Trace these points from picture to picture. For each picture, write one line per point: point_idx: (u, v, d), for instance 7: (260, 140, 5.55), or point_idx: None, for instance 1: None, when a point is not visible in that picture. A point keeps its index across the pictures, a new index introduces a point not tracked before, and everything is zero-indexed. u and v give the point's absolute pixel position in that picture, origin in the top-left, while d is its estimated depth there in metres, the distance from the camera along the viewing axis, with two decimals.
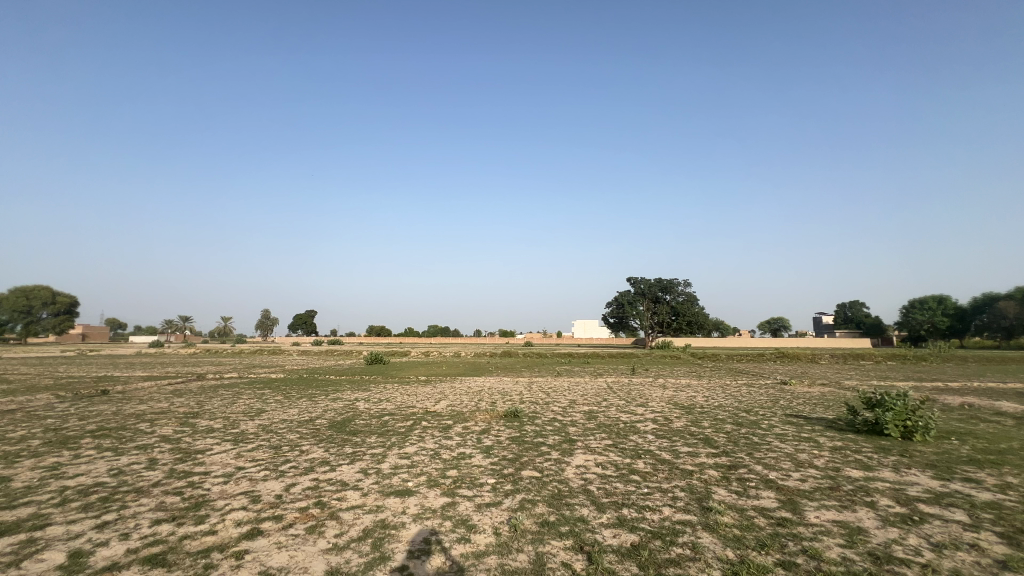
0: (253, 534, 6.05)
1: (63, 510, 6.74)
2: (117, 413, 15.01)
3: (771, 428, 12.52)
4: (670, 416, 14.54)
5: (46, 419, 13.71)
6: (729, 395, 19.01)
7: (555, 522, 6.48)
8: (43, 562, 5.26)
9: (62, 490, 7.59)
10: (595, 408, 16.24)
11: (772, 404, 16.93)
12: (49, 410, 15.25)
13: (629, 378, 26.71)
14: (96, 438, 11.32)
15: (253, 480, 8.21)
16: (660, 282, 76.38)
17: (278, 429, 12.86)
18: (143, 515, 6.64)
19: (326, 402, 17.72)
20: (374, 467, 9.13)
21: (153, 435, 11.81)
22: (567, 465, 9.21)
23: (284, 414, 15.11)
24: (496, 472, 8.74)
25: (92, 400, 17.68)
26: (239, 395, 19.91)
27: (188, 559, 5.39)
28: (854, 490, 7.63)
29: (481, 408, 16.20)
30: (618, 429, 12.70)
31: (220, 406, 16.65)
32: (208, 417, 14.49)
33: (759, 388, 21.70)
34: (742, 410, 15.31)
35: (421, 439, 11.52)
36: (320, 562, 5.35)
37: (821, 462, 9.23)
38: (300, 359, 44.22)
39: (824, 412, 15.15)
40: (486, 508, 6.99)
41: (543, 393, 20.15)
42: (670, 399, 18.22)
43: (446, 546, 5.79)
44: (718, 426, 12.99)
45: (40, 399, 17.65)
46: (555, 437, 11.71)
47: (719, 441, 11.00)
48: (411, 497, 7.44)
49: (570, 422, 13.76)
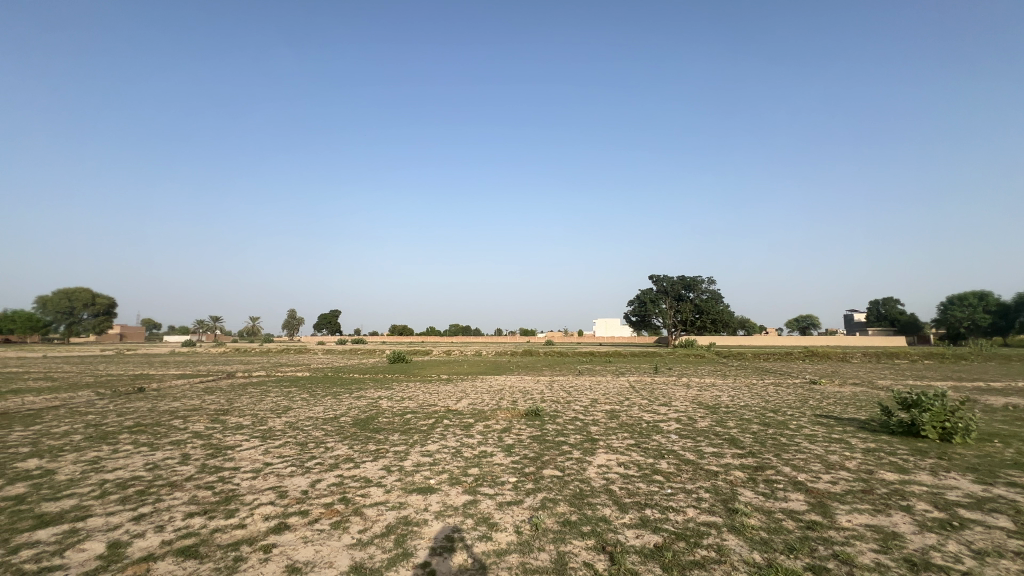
0: (281, 528, 6.20)
1: (102, 503, 7.04)
2: (151, 410, 15.53)
3: (799, 429, 12.19)
4: (694, 416, 14.28)
5: (88, 415, 14.33)
6: (756, 396, 18.48)
7: (577, 522, 6.43)
8: (85, 552, 5.49)
9: (101, 483, 7.93)
10: (617, 407, 16.04)
11: (801, 403, 16.45)
12: (90, 407, 15.90)
13: (652, 377, 26.22)
14: (133, 434, 11.76)
15: (280, 476, 8.41)
16: (683, 281, 75.14)
17: (304, 426, 13.14)
18: (177, 508, 6.88)
19: (350, 400, 18.00)
20: (396, 464, 9.24)
21: (185, 431, 12.19)
22: (589, 464, 9.14)
23: (309, 413, 15.34)
24: (517, 471, 8.74)
25: (129, 397, 18.42)
26: (267, 393, 20.38)
27: (219, 552, 5.56)
28: (888, 494, 7.35)
29: (503, 406, 16.20)
30: (640, 428, 12.51)
31: (248, 404, 17.04)
32: (238, 414, 14.92)
33: (787, 388, 21.07)
34: (769, 410, 14.94)
35: (443, 437, 11.61)
36: (344, 557, 5.45)
37: (854, 464, 8.93)
38: (322, 360, 43.35)
39: (855, 412, 14.67)
40: (508, 507, 6.99)
41: (565, 392, 19.95)
42: (694, 398, 17.89)
43: (467, 544, 5.81)
44: (744, 426, 12.72)
45: (80, 396, 18.39)
46: (577, 437, 11.62)
47: (745, 442, 10.75)
48: (433, 494, 7.50)
49: (592, 421, 13.65)
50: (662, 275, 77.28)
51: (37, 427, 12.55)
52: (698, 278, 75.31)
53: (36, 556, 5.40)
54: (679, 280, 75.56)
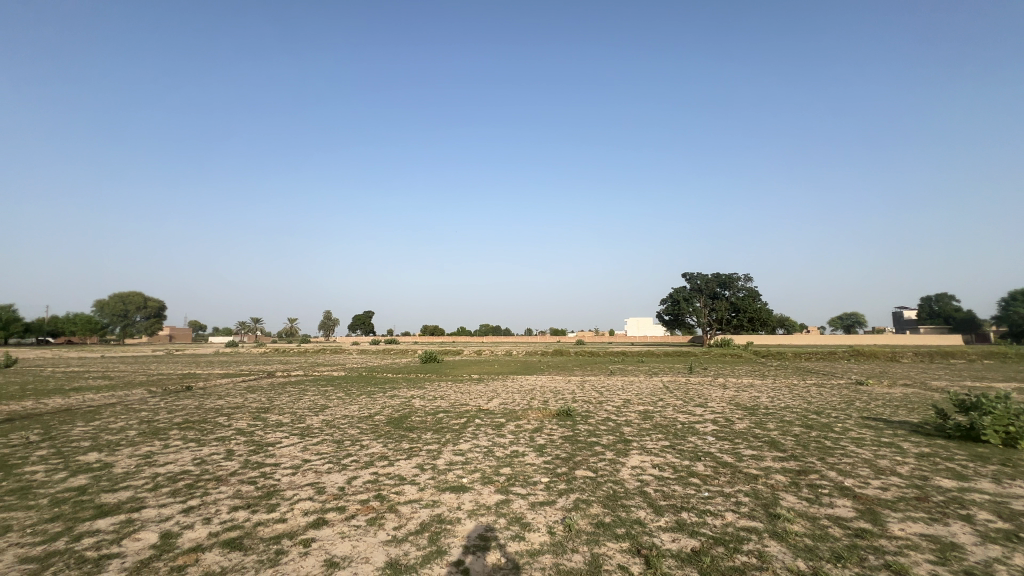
0: (320, 523, 6.37)
1: (155, 495, 7.43)
2: (198, 407, 16.32)
3: (845, 432, 11.64)
4: (731, 417, 13.85)
5: (141, 412, 15.16)
6: (797, 397, 17.77)
7: (611, 523, 6.34)
8: (139, 541, 5.80)
9: (154, 476, 8.38)
10: (651, 408, 15.76)
11: (846, 405, 15.70)
12: (143, 404, 16.85)
13: (687, 377, 25.60)
14: (182, 430, 12.38)
15: (318, 473, 8.65)
16: (718, 278, 73.17)
17: (341, 424, 13.48)
18: (223, 501, 7.18)
19: (384, 399, 18.37)
20: (429, 463, 9.37)
21: (229, 428, 12.74)
22: (622, 466, 8.99)
23: (345, 411, 15.76)
24: (549, 471, 8.69)
25: (178, 395, 19.38)
26: (305, 391, 21.04)
27: (261, 545, 5.76)
28: (945, 502, 6.90)
29: (534, 406, 16.20)
30: (675, 430, 12.23)
31: (288, 402, 17.66)
32: (278, 412, 15.46)
33: (831, 389, 20.18)
34: (812, 412, 14.31)
35: (475, 436, 11.68)
36: (380, 553, 5.55)
37: (906, 470, 8.44)
38: (356, 359, 44.56)
39: (907, 415, 13.90)
40: (540, 507, 6.97)
41: (596, 392, 19.75)
42: (731, 399, 17.38)
43: (500, 543, 5.82)
44: (785, 428, 12.25)
45: (134, 394, 19.48)
46: (610, 437, 11.48)
47: (787, 445, 10.35)
48: (465, 493, 7.55)
49: (624, 421, 13.47)
50: (695, 274, 75.31)
51: (96, 423, 13.39)
52: (733, 275, 73.13)
53: (96, 544, 5.74)
54: (714, 278, 73.66)
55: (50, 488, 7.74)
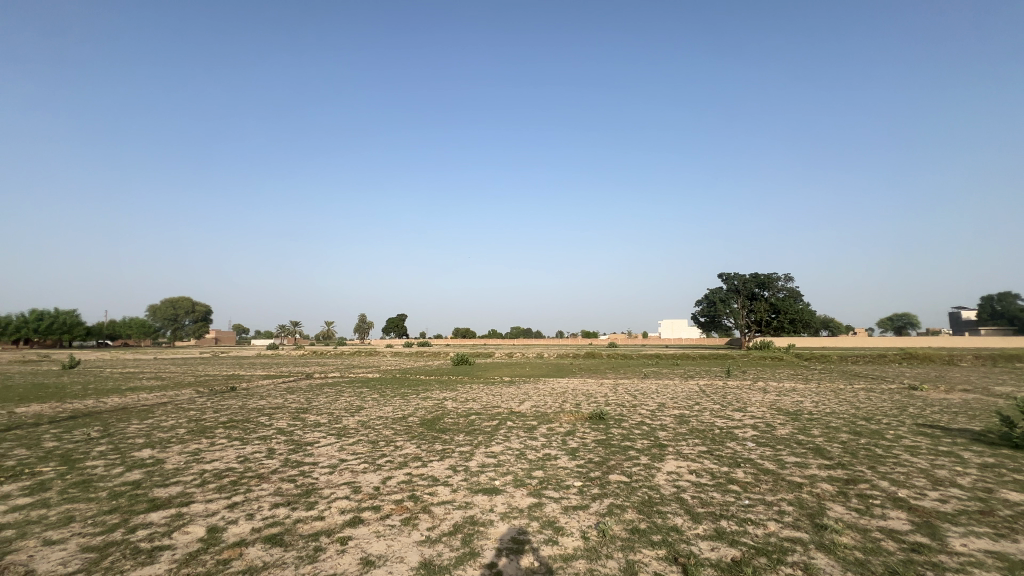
0: (356, 522, 6.50)
1: (202, 491, 7.77)
2: (242, 407, 17.01)
3: (898, 439, 10.97)
4: (773, 422, 13.31)
5: (190, 411, 15.91)
6: (844, 402, 16.90)
7: (647, 530, 6.19)
8: (188, 535, 6.08)
9: (201, 473, 8.76)
10: (687, 412, 15.35)
11: (899, 411, 14.80)
12: (192, 403, 17.71)
13: (725, 381, 24.79)
14: (227, 429, 12.93)
15: (353, 472, 8.83)
16: (757, 279, 70.64)
17: (375, 425, 13.73)
18: (264, 498, 7.43)
19: (417, 401, 18.63)
20: (462, 464, 9.42)
21: (271, 427, 13.22)
22: (657, 471, 8.77)
23: (380, 412, 16.08)
24: (582, 475, 8.58)
25: (223, 395, 20.27)
26: (341, 393, 21.57)
27: (301, 541, 5.93)
28: (1013, 517, 6.37)
29: (566, 409, 16.03)
30: (712, 435, 11.87)
31: (325, 403, 18.16)
32: (316, 412, 15.93)
33: (881, 394, 19.11)
34: (861, 418, 13.57)
35: (507, 439, 11.68)
36: (414, 553, 5.61)
37: (967, 481, 7.87)
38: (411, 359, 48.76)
39: (967, 422, 12.98)
40: (574, 511, 6.88)
41: (630, 395, 19.40)
42: (772, 404, 16.71)
43: (534, 546, 5.77)
44: (831, 434, 11.67)
45: (183, 394, 20.46)
46: (644, 442, 11.24)
47: (833, 452, 9.86)
48: (498, 495, 7.54)
49: (659, 425, 13.16)
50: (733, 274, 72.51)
51: (149, 421, 14.17)
52: (773, 275, 70.46)
53: (150, 536, 6.04)
54: (752, 278, 71.21)
55: (108, 482, 8.22)
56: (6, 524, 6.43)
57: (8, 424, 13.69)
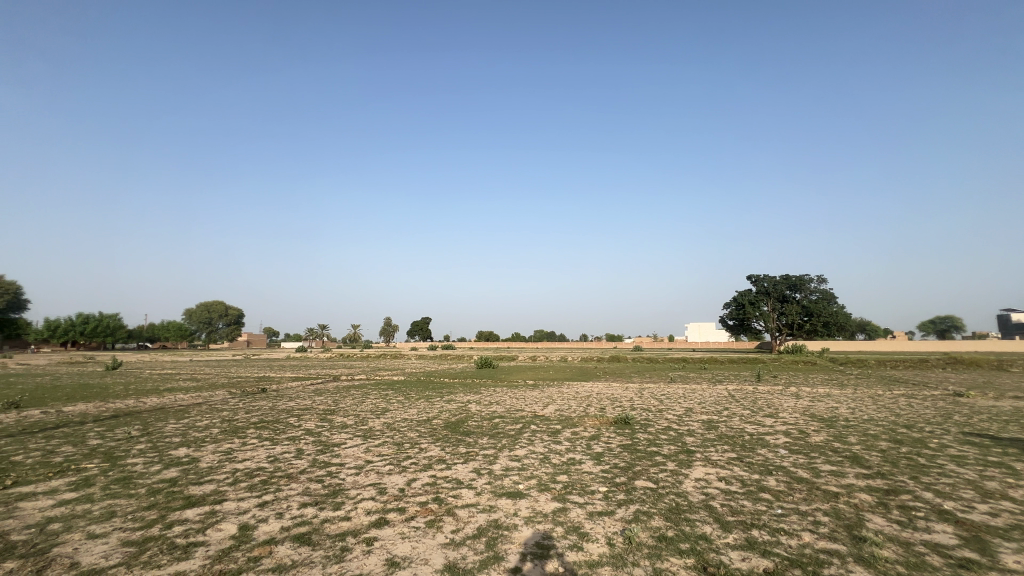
0: (381, 523, 6.57)
1: (234, 489, 7.99)
2: (273, 408, 17.49)
3: (943, 448, 10.42)
4: (806, 429, 12.86)
5: (223, 412, 16.42)
6: (883, 409, 16.17)
7: (675, 538, 6.05)
8: (221, 532, 6.25)
9: (233, 472, 9.02)
10: (715, 417, 14.97)
11: (943, 419, 14.07)
12: (225, 404, 18.30)
13: (755, 386, 24.04)
14: (258, 429, 13.29)
15: (379, 473, 8.95)
16: (787, 281, 68.49)
17: (400, 427, 13.91)
18: (293, 498, 7.59)
19: (441, 404, 18.77)
20: (486, 467, 9.43)
21: (300, 428, 13.53)
22: (685, 478, 8.57)
23: (405, 414, 16.26)
24: (607, 480, 8.45)
25: (254, 396, 20.89)
26: (367, 395, 21.93)
27: (328, 541, 6.02)
28: None
29: (590, 413, 15.89)
30: (742, 441, 11.54)
31: (352, 405, 18.50)
32: (343, 414, 16.22)
33: (923, 400, 18.19)
34: (902, 426, 12.97)
35: (531, 443, 11.61)
36: (439, 556, 5.62)
37: (1020, 495, 7.39)
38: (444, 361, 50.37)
39: (1019, 432, 12.22)
40: (599, 517, 6.78)
41: (656, 400, 19.05)
42: (806, 409, 16.15)
43: (559, 552, 5.71)
44: (869, 442, 11.18)
45: (218, 395, 21.20)
46: (671, 447, 11.02)
47: (872, 461, 9.43)
48: (522, 499, 7.50)
49: (686, 431, 12.89)
50: (763, 276, 70.87)
51: (185, 420, 14.71)
52: (805, 277, 68.42)
53: (184, 532, 6.24)
54: (783, 279, 69.32)
55: (146, 479, 8.55)
56: (54, 518, 6.74)
57: (56, 421, 14.45)
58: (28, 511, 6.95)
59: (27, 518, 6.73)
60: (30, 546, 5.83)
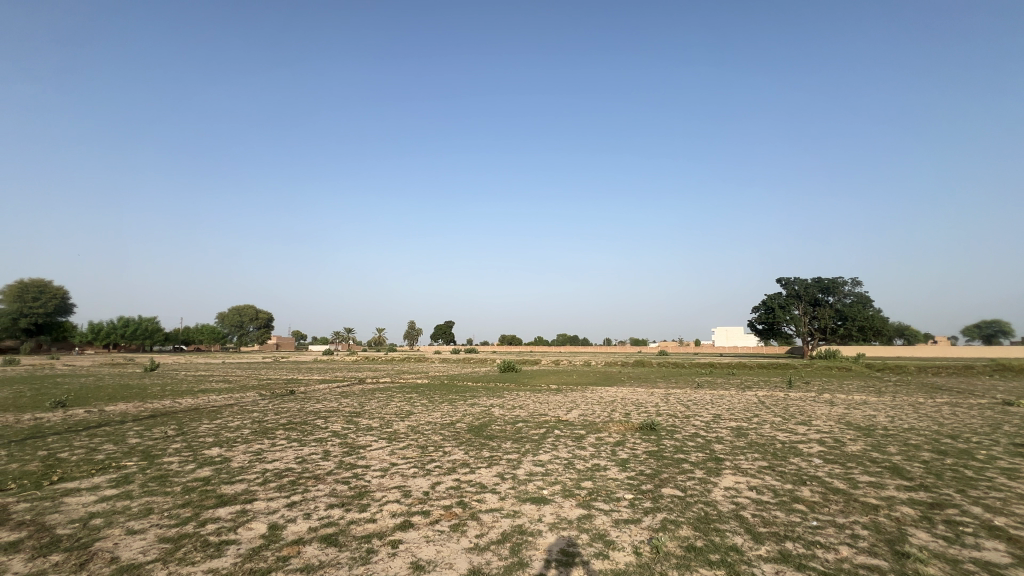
0: (406, 526, 6.60)
1: (264, 489, 8.18)
2: (301, 409, 17.88)
3: (992, 460, 9.85)
4: (842, 437, 12.38)
5: (254, 413, 16.87)
6: (925, 417, 15.41)
7: (704, 548, 5.88)
8: (251, 531, 6.40)
9: (263, 472, 9.24)
10: (744, 424, 14.55)
11: (991, 429, 13.32)
12: (256, 405, 18.80)
13: (787, 393, 23.29)
14: (287, 431, 13.58)
15: (404, 476, 9.01)
16: (820, 283, 66.33)
17: (425, 430, 14.00)
18: (321, 499, 7.71)
19: (465, 407, 18.84)
20: (510, 472, 9.38)
21: (327, 430, 13.78)
22: (714, 486, 8.34)
23: (429, 417, 16.38)
24: (633, 487, 8.30)
25: (284, 398, 21.42)
26: (392, 397, 22.21)
27: (354, 542, 6.08)
28: None
29: (615, 418, 15.68)
30: (774, 449, 11.17)
31: (377, 407, 18.74)
32: (368, 416, 16.48)
33: (968, 409, 17.27)
34: (946, 436, 12.32)
35: (555, 448, 11.51)
36: (463, 560, 5.60)
37: None
38: (466, 365, 50.62)
39: None
40: (625, 525, 6.66)
41: (683, 406, 18.67)
42: (841, 417, 15.54)
43: (585, 560, 5.62)
44: (910, 452, 10.68)
45: (249, 396, 21.79)
46: (699, 454, 10.76)
47: (914, 472, 8.98)
48: (546, 505, 7.42)
49: (714, 437, 12.57)
50: (793, 278, 68.88)
51: (218, 421, 15.17)
52: (838, 279, 66.09)
53: (217, 530, 6.41)
54: (815, 282, 67.12)
55: (181, 478, 8.83)
56: (96, 513, 7.02)
57: (99, 420, 15.09)
58: (73, 507, 7.25)
59: (72, 513, 7.03)
60: (74, 540, 6.07)
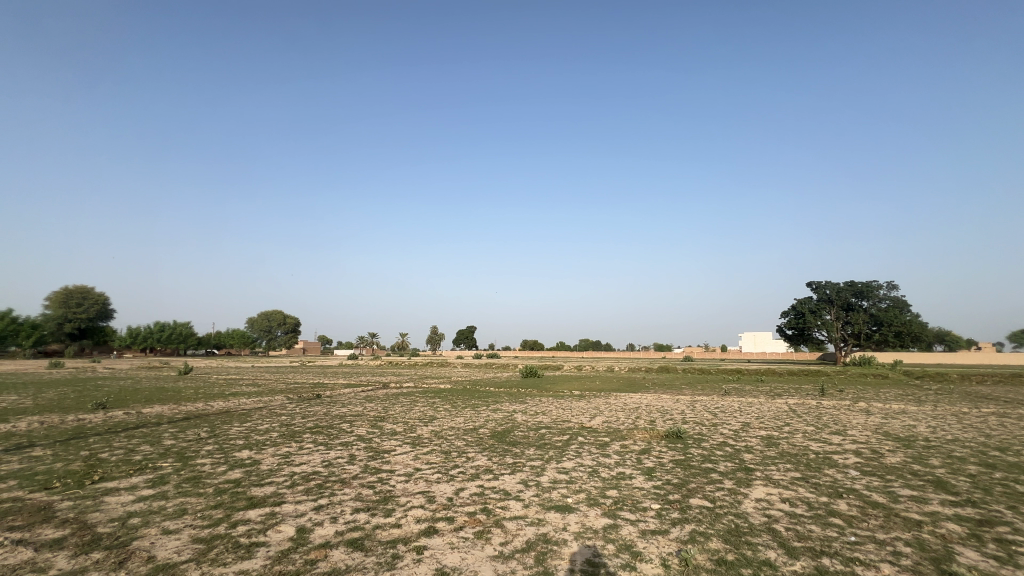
0: (431, 532, 6.61)
1: (293, 492, 8.33)
2: (327, 413, 18.18)
3: None
4: (880, 448, 11.86)
5: (282, 416, 17.25)
6: (971, 428, 14.63)
7: (735, 562, 5.70)
8: (280, 533, 6.51)
9: (291, 475, 9.42)
10: (775, 433, 14.10)
11: None
12: (285, 409, 19.23)
13: (819, 401, 22.52)
14: (314, 434, 13.86)
15: (428, 482, 9.03)
16: (852, 287, 64.24)
17: (447, 435, 14.05)
18: (347, 503, 7.80)
19: (488, 412, 18.86)
20: (534, 479, 9.31)
21: (352, 434, 13.97)
22: (744, 497, 8.09)
23: (452, 422, 16.43)
24: (659, 497, 8.11)
25: (311, 402, 21.88)
26: (416, 402, 22.43)
27: (380, 547, 6.13)
28: None
29: (640, 426, 15.41)
30: (808, 459, 10.78)
31: (401, 412, 18.93)
32: (392, 420, 16.67)
33: (1017, 420, 16.34)
34: (994, 449, 11.67)
35: (579, 455, 11.38)
36: (488, 568, 5.59)
37: None
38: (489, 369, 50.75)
39: None
40: (652, 535, 6.52)
41: (710, 413, 18.24)
42: (878, 426, 14.91)
43: (610, 571, 5.51)
44: (955, 465, 10.15)
45: (277, 400, 22.34)
46: (728, 464, 10.47)
47: (960, 487, 8.52)
48: (571, 514, 7.33)
49: (743, 446, 12.23)
50: (824, 283, 66.85)
51: (249, 423, 15.57)
52: (872, 283, 63.83)
53: (248, 531, 6.56)
54: (847, 286, 64.97)
55: (214, 479, 9.09)
56: (134, 513, 7.28)
57: (137, 422, 15.68)
58: (113, 506, 7.55)
59: (111, 511, 7.30)
60: (113, 538, 6.30)
